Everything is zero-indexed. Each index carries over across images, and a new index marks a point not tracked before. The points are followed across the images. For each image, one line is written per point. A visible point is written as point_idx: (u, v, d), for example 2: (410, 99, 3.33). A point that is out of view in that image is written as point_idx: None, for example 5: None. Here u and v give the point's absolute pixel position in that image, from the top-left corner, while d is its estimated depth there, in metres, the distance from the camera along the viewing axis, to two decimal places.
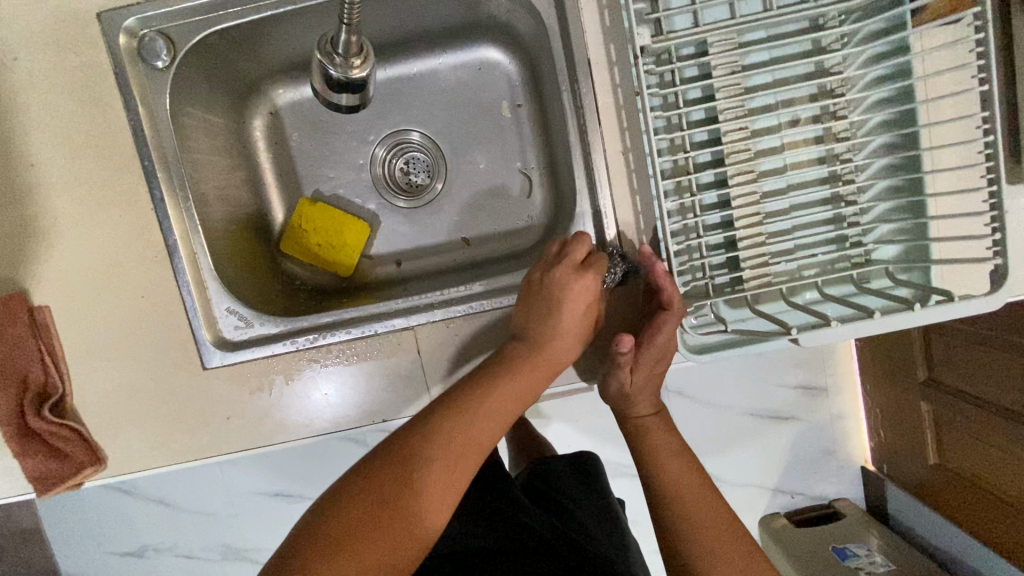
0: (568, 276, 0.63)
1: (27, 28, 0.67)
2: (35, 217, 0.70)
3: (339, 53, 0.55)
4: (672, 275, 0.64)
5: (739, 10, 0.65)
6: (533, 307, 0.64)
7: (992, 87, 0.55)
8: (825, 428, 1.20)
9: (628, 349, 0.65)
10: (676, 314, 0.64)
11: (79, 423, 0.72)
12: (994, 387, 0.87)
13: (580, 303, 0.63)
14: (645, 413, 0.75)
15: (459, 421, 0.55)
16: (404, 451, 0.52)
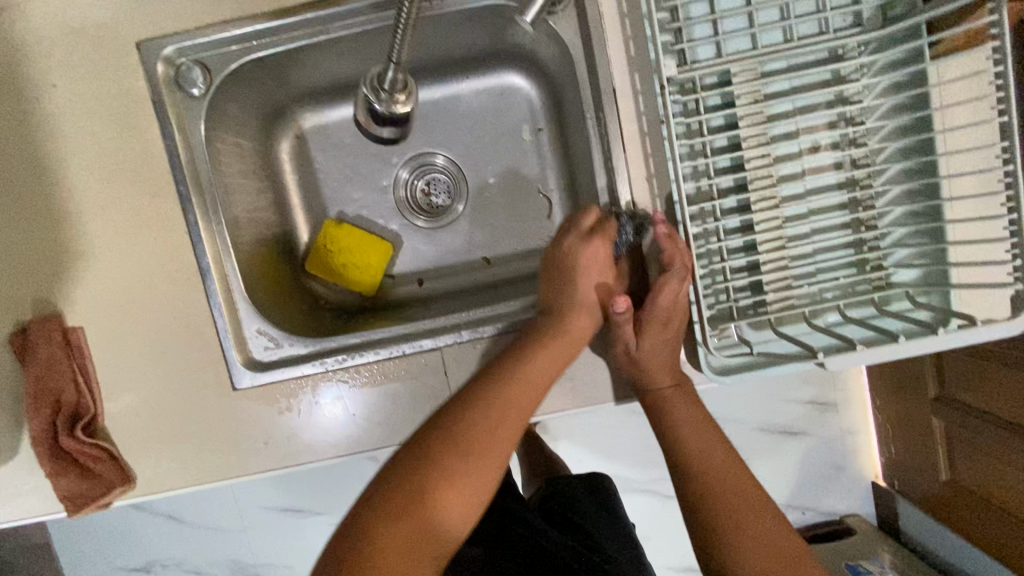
0: (579, 245, 0.70)
1: (69, 57, 0.69)
2: (71, 239, 0.71)
3: (386, 89, 0.63)
4: (677, 236, 0.67)
5: (760, 41, 0.67)
6: (559, 276, 0.70)
7: (1011, 119, 0.56)
8: (837, 445, 1.21)
9: (625, 311, 0.67)
10: (678, 275, 0.66)
11: (109, 442, 0.73)
12: (1003, 403, 0.86)
13: (598, 265, 0.70)
14: (663, 384, 0.71)
15: (492, 410, 0.57)
16: (443, 439, 0.55)
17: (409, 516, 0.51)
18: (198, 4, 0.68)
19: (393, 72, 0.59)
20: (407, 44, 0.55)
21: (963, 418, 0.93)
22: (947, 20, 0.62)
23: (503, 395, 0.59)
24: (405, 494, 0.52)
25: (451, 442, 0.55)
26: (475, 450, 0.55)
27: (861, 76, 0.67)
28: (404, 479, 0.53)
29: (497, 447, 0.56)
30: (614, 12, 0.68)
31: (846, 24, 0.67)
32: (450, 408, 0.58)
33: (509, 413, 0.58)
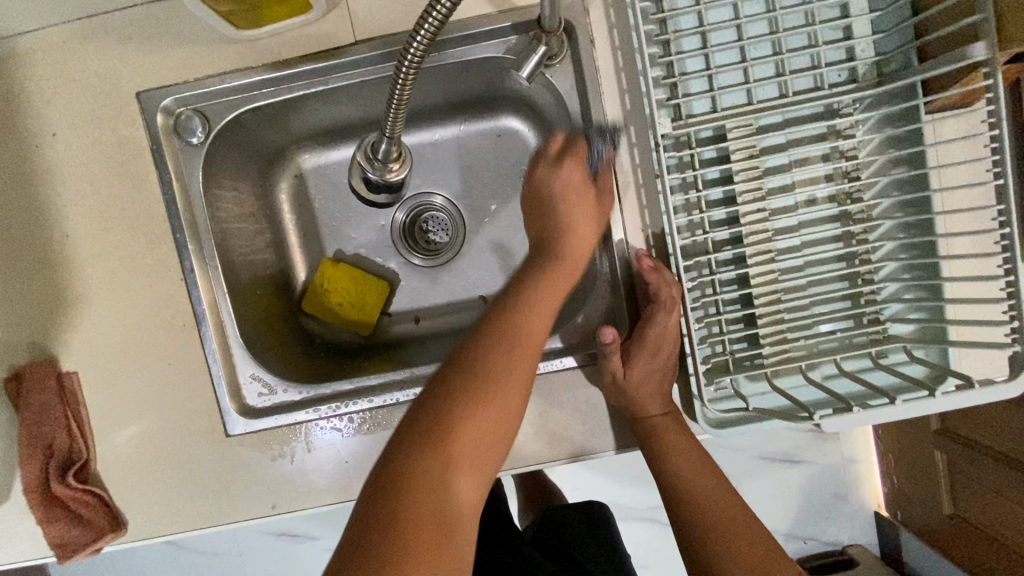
0: (546, 170, 0.64)
1: (70, 107, 0.70)
2: (67, 285, 0.71)
3: (379, 159, 0.69)
4: (664, 269, 0.68)
5: (755, 95, 0.67)
6: (540, 211, 0.63)
7: (1006, 182, 0.56)
8: (837, 470, 1.16)
9: (613, 340, 0.67)
10: (666, 307, 0.67)
11: (100, 488, 0.73)
12: (1009, 439, 0.83)
13: (576, 190, 0.64)
14: (654, 412, 0.69)
15: (508, 371, 0.50)
16: (441, 417, 0.48)
17: (448, 454, 0.47)
18: (198, 56, 0.69)
19: (386, 143, 0.66)
20: (409, 87, 0.55)
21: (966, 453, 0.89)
22: (942, 80, 0.62)
23: (517, 324, 0.52)
24: (451, 430, 0.47)
25: (474, 395, 0.49)
26: (499, 373, 0.50)
27: (856, 132, 0.67)
28: (430, 428, 0.48)
29: (493, 418, 0.49)
30: (610, 66, 0.68)
31: (841, 79, 0.67)
32: (475, 337, 0.52)
33: (519, 363, 0.51)
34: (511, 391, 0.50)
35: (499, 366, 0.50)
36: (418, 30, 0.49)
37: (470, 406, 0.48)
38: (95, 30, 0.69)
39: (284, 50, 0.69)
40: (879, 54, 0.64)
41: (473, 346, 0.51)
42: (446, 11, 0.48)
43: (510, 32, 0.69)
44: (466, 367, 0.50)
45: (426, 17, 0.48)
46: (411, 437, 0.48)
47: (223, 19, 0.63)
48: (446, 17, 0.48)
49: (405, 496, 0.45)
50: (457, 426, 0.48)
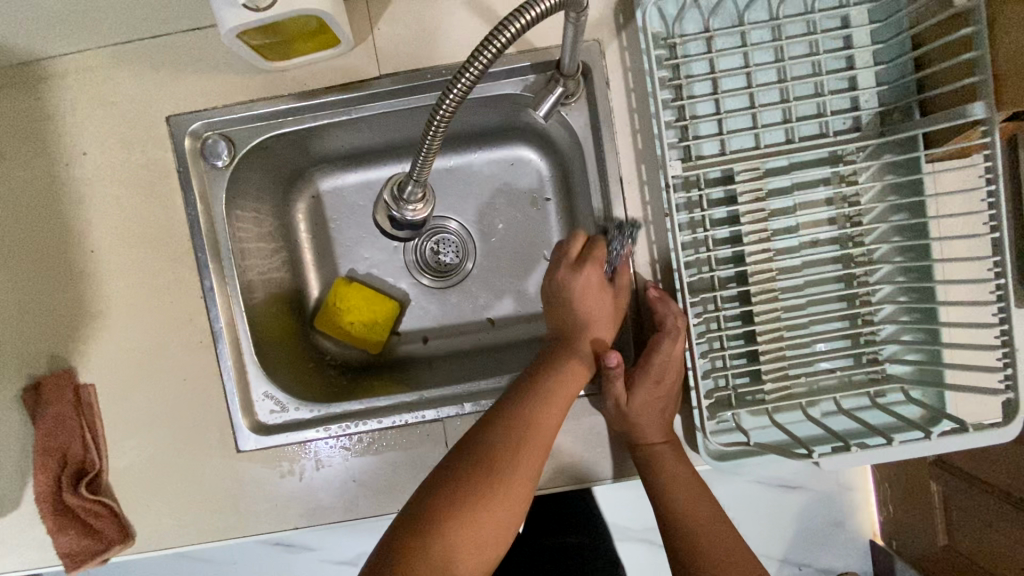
0: (567, 275, 0.71)
1: (101, 128, 0.72)
2: (89, 299, 0.73)
3: (406, 198, 0.72)
4: (669, 299, 0.70)
5: (763, 140, 0.69)
6: (565, 309, 0.71)
7: (1003, 235, 0.58)
8: (834, 498, 1.17)
9: (617, 366, 0.68)
10: (671, 336, 0.69)
11: (111, 499, 0.74)
12: (1007, 475, 0.86)
13: (596, 299, 0.70)
14: (654, 440, 0.71)
15: (524, 432, 0.61)
16: (415, 540, 0.53)
17: (433, 542, 0.53)
18: (228, 83, 0.72)
19: (415, 184, 0.68)
20: (441, 133, 0.56)
21: (966, 487, 0.91)
22: (942, 134, 0.64)
23: (498, 461, 0.59)
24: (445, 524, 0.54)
25: (469, 513, 0.55)
26: (483, 493, 0.57)
27: (859, 179, 0.69)
28: (426, 523, 0.54)
29: (484, 518, 0.56)
30: (624, 107, 0.71)
31: (845, 127, 0.69)
32: (494, 433, 0.60)
33: (500, 487, 0.57)
34: (501, 512, 0.57)
35: (511, 466, 0.59)
36: (452, 86, 0.51)
37: (478, 507, 0.55)
38: (130, 56, 0.72)
39: (312, 81, 0.72)
40: (882, 105, 0.67)
41: (481, 435, 0.61)
42: (480, 69, 0.50)
43: (528, 71, 0.72)
44: (479, 451, 0.59)
45: (461, 74, 0.51)
46: (409, 530, 0.54)
47: (254, 50, 0.65)
48: (480, 76, 0.51)
49: None
50: (452, 523, 0.54)
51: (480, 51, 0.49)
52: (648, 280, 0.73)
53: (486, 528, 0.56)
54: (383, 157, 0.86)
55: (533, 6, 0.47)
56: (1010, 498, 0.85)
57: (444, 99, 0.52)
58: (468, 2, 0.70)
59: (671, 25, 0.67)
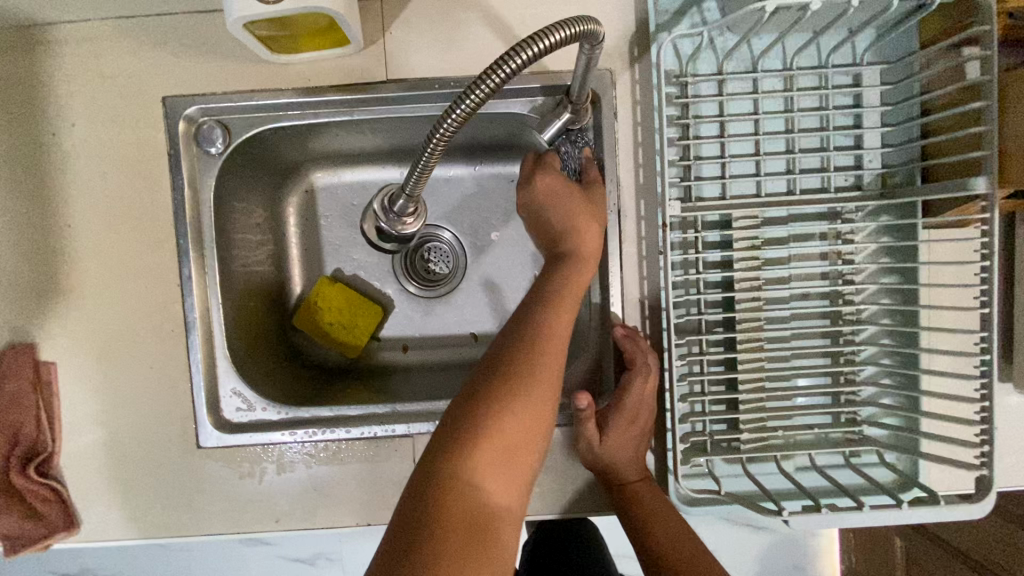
0: (524, 189, 0.65)
1: (93, 100, 0.70)
2: (61, 274, 0.71)
3: (395, 209, 0.72)
4: (638, 336, 0.70)
5: (764, 188, 0.69)
6: (546, 232, 0.65)
7: (992, 312, 0.58)
8: (798, 543, 1.14)
9: (586, 407, 0.66)
10: (641, 373, 0.68)
11: (59, 483, 0.71)
12: (968, 537, 0.88)
13: (564, 195, 0.64)
14: (628, 478, 0.69)
15: (526, 377, 0.49)
16: (448, 462, 0.46)
17: (462, 501, 0.45)
18: (230, 71, 0.70)
19: (405, 198, 0.68)
20: (439, 150, 0.55)
21: (925, 543, 0.92)
22: (942, 203, 0.64)
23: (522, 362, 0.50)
24: (464, 485, 0.45)
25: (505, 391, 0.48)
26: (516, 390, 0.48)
27: (855, 237, 0.68)
28: (445, 488, 0.45)
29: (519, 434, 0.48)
30: (630, 140, 0.70)
31: (847, 184, 0.69)
32: (488, 375, 0.50)
33: (535, 380, 0.49)
34: (517, 465, 0.47)
35: (505, 419, 0.47)
36: (448, 114, 0.51)
37: (489, 469, 0.46)
38: (132, 31, 0.70)
39: (316, 78, 0.70)
40: (884, 167, 0.67)
41: (478, 395, 0.49)
42: (478, 99, 0.50)
43: (537, 93, 0.71)
44: (478, 409, 0.48)
45: (458, 103, 0.50)
46: (421, 508, 0.44)
47: (259, 42, 0.64)
48: (478, 106, 0.50)
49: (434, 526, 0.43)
50: (474, 480, 0.45)
51: (486, 76, 0.48)
52: (635, 326, 0.72)
53: (508, 484, 0.47)
54: (382, 160, 0.85)
55: (537, 42, 0.46)
56: (963, 556, 0.86)
57: (443, 122, 0.51)
58: (484, 17, 0.69)
59: (683, 64, 0.66)
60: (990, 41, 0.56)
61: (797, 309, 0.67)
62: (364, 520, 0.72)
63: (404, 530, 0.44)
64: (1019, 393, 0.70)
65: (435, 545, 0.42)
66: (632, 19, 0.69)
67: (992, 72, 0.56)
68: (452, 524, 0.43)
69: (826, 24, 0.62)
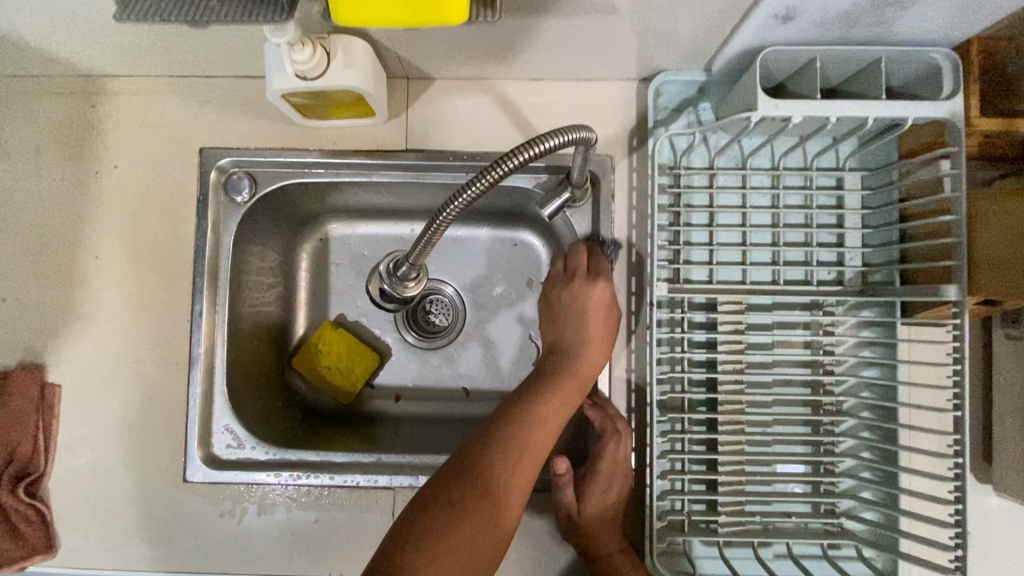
0: (580, 288, 0.68)
1: (137, 146, 0.77)
2: (80, 301, 0.75)
3: (398, 276, 0.78)
4: (605, 403, 0.72)
5: (750, 275, 0.73)
6: (559, 321, 0.69)
7: (963, 415, 0.60)
8: None
9: (564, 473, 0.67)
10: (612, 439, 0.70)
11: (45, 506, 0.72)
12: None
13: (591, 316, 0.67)
14: (609, 549, 0.68)
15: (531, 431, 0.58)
16: (479, 465, 0.54)
17: (484, 492, 0.53)
18: (264, 130, 0.77)
19: (409, 267, 0.74)
20: (453, 218, 0.58)
21: None
22: (917, 305, 0.68)
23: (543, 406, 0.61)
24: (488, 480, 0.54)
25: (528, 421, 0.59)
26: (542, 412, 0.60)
27: (835, 330, 0.71)
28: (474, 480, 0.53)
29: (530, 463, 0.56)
30: (624, 220, 0.75)
31: (829, 278, 0.73)
32: (498, 418, 0.59)
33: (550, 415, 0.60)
34: (527, 472, 0.56)
35: (524, 438, 0.57)
36: (455, 198, 0.56)
37: (507, 476, 0.54)
38: (181, 89, 0.77)
39: (342, 143, 0.77)
40: (865, 266, 0.71)
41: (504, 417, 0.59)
42: (485, 184, 0.54)
43: (542, 170, 0.77)
44: (503, 428, 0.58)
45: (464, 190, 0.55)
46: (421, 519, 0.51)
47: (293, 108, 0.71)
48: (485, 191, 0.54)
49: (446, 524, 0.50)
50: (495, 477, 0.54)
51: (496, 164, 0.53)
52: (619, 397, 0.74)
53: (517, 486, 0.55)
54: (395, 217, 0.89)
55: (535, 145, 0.51)
56: None
57: (454, 199, 0.55)
58: (499, 101, 0.76)
59: (678, 156, 0.72)
60: (958, 161, 0.61)
61: (778, 394, 0.70)
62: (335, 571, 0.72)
63: (430, 501, 0.52)
64: (1000, 497, 0.71)
65: (450, 518, 0.51)
66: (634, 114, 0.75)
67: (959, 189, 0.61)
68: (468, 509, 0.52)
69: (809, 133, 0.68)
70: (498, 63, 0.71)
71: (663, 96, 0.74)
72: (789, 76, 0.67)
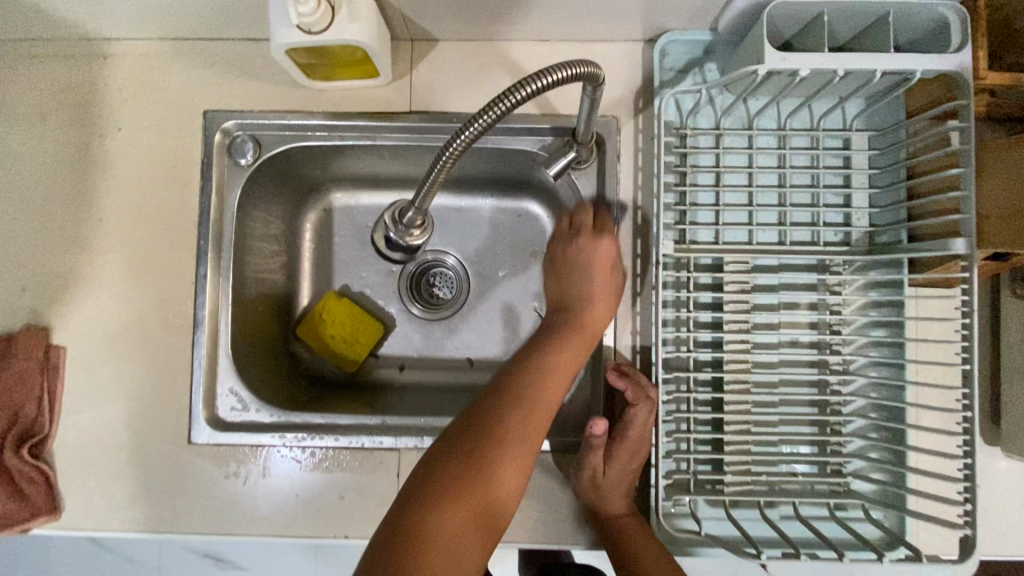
0: (586, 241, 0.70)
1: (140, 109, 0.76)
2: (85, 264, 0.75)
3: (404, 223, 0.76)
4: (638, 374, 0.70)
5: (756, 237, 0.73)
6: (569, 278, 0.71)
7: (972, 368, 0.60)
8: None
9: (600, 436, 0.69)
10: (644, 409, 0.69)
11: (50, 468, 0.72)
12: None
13: (598, 270, 0.69)
14: (619, 510, 0.69)
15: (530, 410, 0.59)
16: (472, 457, 0.55)
17: (474, 486, 0.54)
18: (268, 92, 0.76)
19: (415, 212, 0.72)
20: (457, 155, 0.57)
21: None
22: (924, 261, 0.68)
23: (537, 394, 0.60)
24: (478, 477, 0.54)
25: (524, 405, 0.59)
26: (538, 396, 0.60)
27: (843, 290, 0.71)
28: (467, 478, 0.54)
29: (524, 451, 0.57)
30: (630, 182, 0.75)
31: (836, 240, 0.73)
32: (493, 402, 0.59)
33: (545, 398, 0.60)
34: (522, 460, 0.56)
35: (515, 424, 0.57)
36: (459, 135, 0.55)
37: (498, 471, 0.55)
38: (185, 52, 0.77)
39: (346, 104, 0.76)
40: (872, 226, 0.71)
41: (496, 403, 0.59)
42: (489, 121, 0.54)
43: (548, 133, 0.77)
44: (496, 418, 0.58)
45: (468, 125, 0.54)
46: (425, 491, 0.53)
47: (297, 67, 0.70)
48: (482, 131, 0.54)
49: (435, 525, 0.51)
50: (487, 474, 0.54)
51: (501, 98, 0.52)
52: (625, 358, 0.74)
53: (512, 478, 0.55)
54: (399, 186, 0.89)
55: (541, 77, 0.51)
56: None
57: (456, 136, 0.55)
58: (504, 62, 0.76)
59: (684, 116, 0.72)
60: (967, 114, 0.61)
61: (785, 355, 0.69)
62: (340, 533, 0.72)
63: (419, 502, 0.53)
64: (1009, 458, 0.70)
65: (440, 518, 0.52)
66: (639, 75, 0.75)
67: (968, 142, 0.61)
68: (456, 509, 0.52)
69: (816, 90, 0.68)
70: (503, 22, 0.71)
71: (669, 57, 0.74)
72: (796, 33, 0.67)
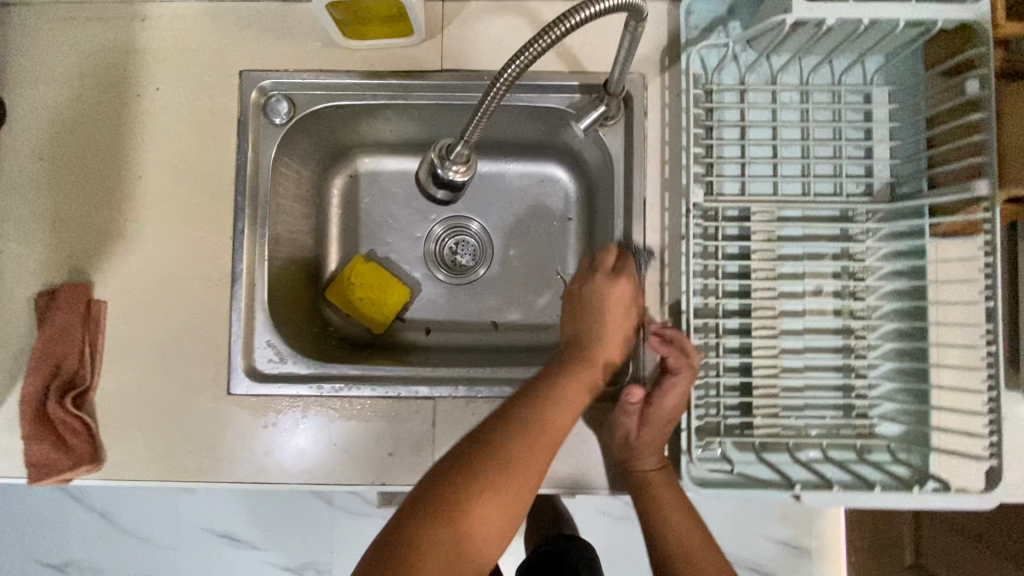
0: (605, 282, 0.72)
1: (176, 69, 0.78)
2: (124, 220, 0.77)
3: (450, 159, 0.73)
4: (682, 340, 0.68)
5: (781, 188, 0.75)
6: (584, 320, 0.71)
7: (996, 304, 0.62)
8: None
9: (637, 402, 0.69)
10: (684, 378, 0.68)
11: (91, 419, 0.73)
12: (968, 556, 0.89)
13: (615, 304, 0.71)
14: (649, 467, 0.70)
15: (534, 424, 0.58)
16: (467, 482, 0.53)
17: (462, 516, 0.51)
18: (301, 52, 0.78)
19: (462, 145, 0.70)
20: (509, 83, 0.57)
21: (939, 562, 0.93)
22: (944, 207, 0.70)
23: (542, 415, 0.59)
24: (467, 504, 0.52)
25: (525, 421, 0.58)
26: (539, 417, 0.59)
27: (866, 239, 0.73)
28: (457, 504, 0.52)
29: (518, 483, 0.54)
30: (657, 137, 0.77)
31: (858, 191, 0.75)
32: (491, 427, 0.57)
33: (549, 425, 0.59)
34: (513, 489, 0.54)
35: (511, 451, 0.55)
36: (507, 68, 0.56)
37: (488, 498, 0.53)
38: (220, 14, 0.79)
39: (378, 64, 0.78)
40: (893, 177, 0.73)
41: (497, 425, 0.57)
42: (537, 52, 0.55)
43: (575, 90, 0.79)
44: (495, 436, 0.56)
45: (515, 58, 0.56)
46: (423, 505, 0.52)
47: (332, 22, 0.73)
48: (530, 63, 0.56)
49: (425, 546, 0.49)
50: (476, 501, 0.52)
51: (550, 29, 0.54)
52: (654, 309, 0.76)
53: (503, 511, 0.53)
54: (424, 150, 0.91)
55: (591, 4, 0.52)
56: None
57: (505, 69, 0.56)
58: (532, 21, 0.78)
59: (709, 73, 0.75)
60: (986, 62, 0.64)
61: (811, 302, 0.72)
62: (378, 480, 0.73)
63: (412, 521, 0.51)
64: None
65: (430, 540, 0.49)
66: (664, 33, 0.77)
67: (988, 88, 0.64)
68: (444, 535, 0.50)
69: (839, 44, 0.71)
70: None
71: (694, 16, 0.76)
72: None
